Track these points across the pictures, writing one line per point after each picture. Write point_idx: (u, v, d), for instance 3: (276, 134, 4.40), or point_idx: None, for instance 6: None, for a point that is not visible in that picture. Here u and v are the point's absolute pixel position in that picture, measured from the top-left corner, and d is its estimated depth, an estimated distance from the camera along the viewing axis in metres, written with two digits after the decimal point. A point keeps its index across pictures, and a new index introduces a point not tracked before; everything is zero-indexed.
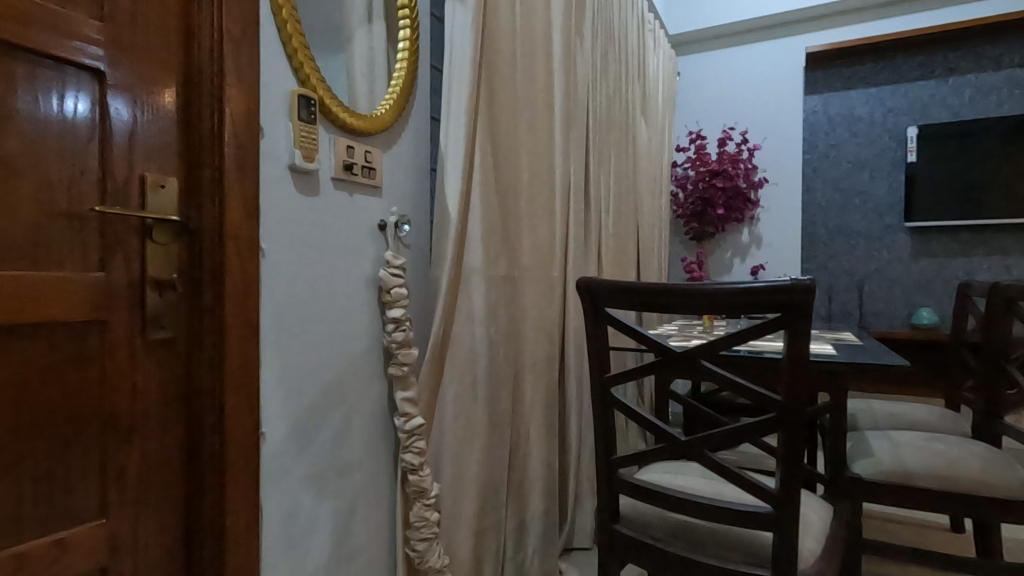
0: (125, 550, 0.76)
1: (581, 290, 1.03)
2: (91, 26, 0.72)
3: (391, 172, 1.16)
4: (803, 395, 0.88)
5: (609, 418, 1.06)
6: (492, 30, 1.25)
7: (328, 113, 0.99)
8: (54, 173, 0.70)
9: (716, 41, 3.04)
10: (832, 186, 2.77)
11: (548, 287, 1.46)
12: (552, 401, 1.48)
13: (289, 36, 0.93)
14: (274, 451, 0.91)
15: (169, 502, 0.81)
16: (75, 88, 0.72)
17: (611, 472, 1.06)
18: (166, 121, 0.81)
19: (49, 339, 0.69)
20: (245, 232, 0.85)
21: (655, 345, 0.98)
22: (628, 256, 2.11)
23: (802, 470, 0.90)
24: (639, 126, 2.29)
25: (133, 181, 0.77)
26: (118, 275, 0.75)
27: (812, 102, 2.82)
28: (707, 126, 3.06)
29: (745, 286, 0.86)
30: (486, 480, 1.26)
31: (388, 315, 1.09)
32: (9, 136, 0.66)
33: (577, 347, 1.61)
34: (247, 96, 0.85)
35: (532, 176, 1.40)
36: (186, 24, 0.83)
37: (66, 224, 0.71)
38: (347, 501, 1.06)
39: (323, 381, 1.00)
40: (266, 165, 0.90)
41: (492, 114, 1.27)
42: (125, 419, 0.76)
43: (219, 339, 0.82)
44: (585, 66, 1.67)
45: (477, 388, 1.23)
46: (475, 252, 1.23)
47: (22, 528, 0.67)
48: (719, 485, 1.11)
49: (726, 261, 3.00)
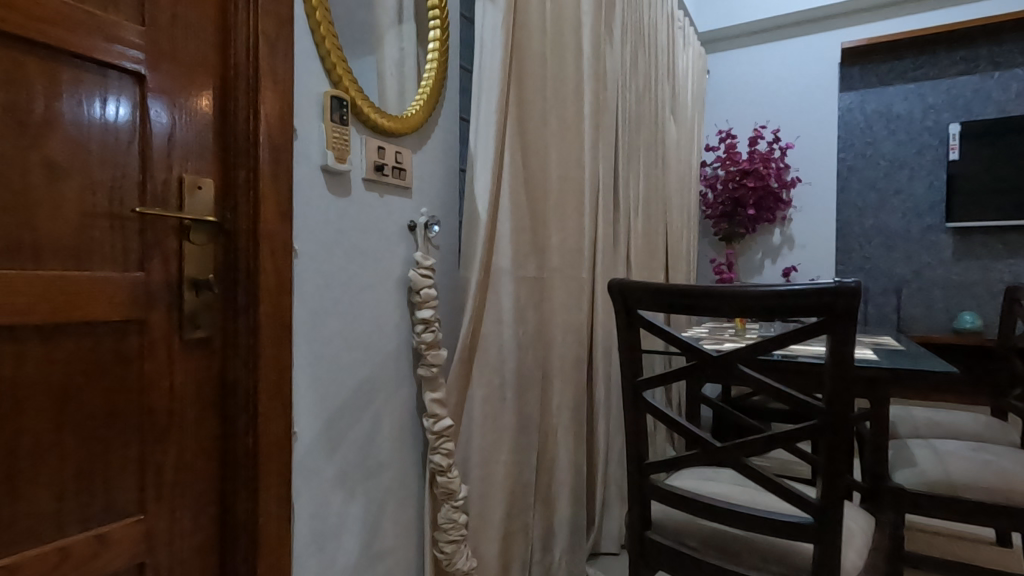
0: (162, 547, 0.77)
1: (613, 291, 1.01)
2: (133, 30, 0.73)
3: (420, 174, 1.16)
4: (846, 402, 0.85)
5: (641, 422, 1.04)
6: (522, 29, 1.25)
7: (360, 114, 0.99)
8: (97, 175, 0.71)
9: (748, 38, 2.98)
10: (868, 185, 2.69)
11: (577, 288, 1.44)
12: (580, 404, 1.46)
13: (322, 38, 0.93)
14: (305, 451, 0.92)
15: (204, 500, 0.82)
16: (117, 93, 0.73)
17: (643, 478, 1.04)
18: (203, 124, 0.82)
19: (91, 338, 0.71)
20: (279, 232, 0.85)
21: (690, 348, 0.95)
22: (657, 257, 2.08)
23: (843, 479, 0.87)
24: (668, 124, 2.26)
25: (172, 183, 0.78)
26: (157, 275, 0.77)
27: (847, 99, 2.73)
28: (738, 125, 3.00)
29: (786, 290, 0.83)
30: (514, 483, 1.25)
31: (418, 315, 1.09)
32: (55, 140, 0.67)
33: (606, 350, 1.59)
34: (281, 99, 0.86)
35: (560, 175, 1.38)
36: (223, 28, 0.84)
37: (108, 225, 0.72)
38: (376, 501, 1.06)
39: (353, 382, 1.00)
40: (299, 166, 0.90)
41: (521, 114, 1.26)
42: (163, 417, 0.77)
43: (254, 338, 0.83)
44: (615, 65, 1.66)
45: (505, 390, 1.22)
46: (504, 252, 1.22)
47: (64, 523, 0.68)
48: (755, 494, 1.08)
49: (757, 262, 2.95)
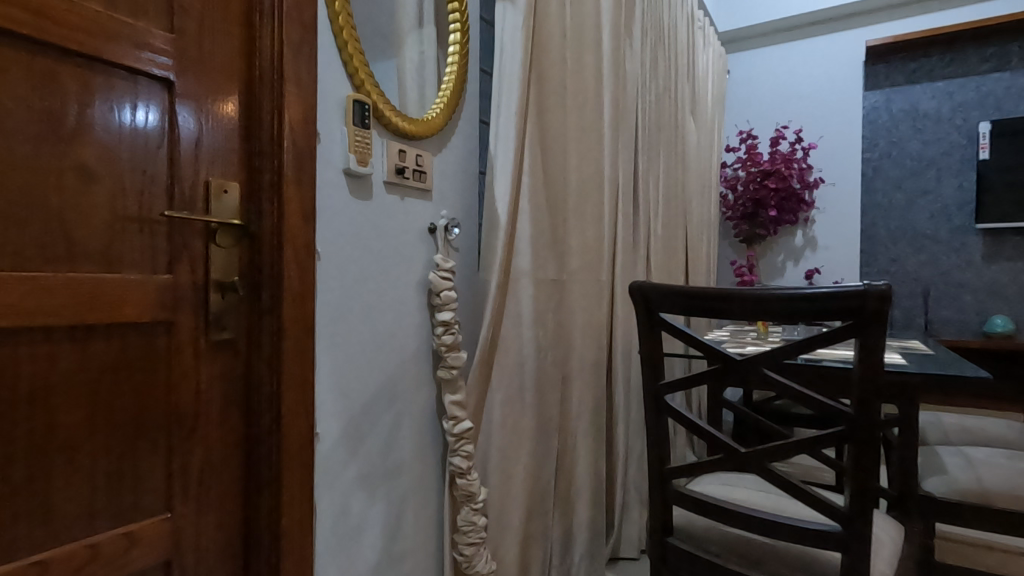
0: (188, 544, 0.78)
1: (634, 293, 1.00)
2: (162, 37, 0.75)
3: (440, 176, 1.16)
4: (875, 408, 0.83)
5: (663, 427, 1.03)
6: (541, 31, 1.24)
7: (382, 117, 1.00)
8: (127, 179, 0.73)
9: (769, 37, 2.95)
10: (894, 185, 2.63)
11: (597, 290, 1.44)
12: (599, 407, 1.45)
13: (345, 42, 0.94)
14: (327, 452, 0.92)
15: (228, 499, 0.83)
16: (147, 99, 0.75)
17: (665, 483, 1.03)
18: (229, 128, 0.83)
19: (121, 339, 0.72)
20: (302, 235, 0.86)
21: (713, 351, 0.94)
22: (677, 259, 2.06)
23: (873, 487, 0.85)
24: (688, 125, 2.24)
25: (199, 187, 0.80)
26: (184, 278, 0.78)
27: (872, 98, 2.68)
28: (759, 125, 2.97)
29: (813, 292, 0.82)
30: (533, 486, 1.24)
31: (438, 318, 1.09)
32: (88, 145, 0.69)
33: (625, 353, 1.58)
34: (305, 103, 0.87)
35: (580, 178, 1.38)
36: (248, 34, 0.85)
37: (138, 228, 0.74)
38: (397, 503, 1.06)
39: (374, 383, 1.01)
40: (322, 169, 0.91)
41: (541, 117, 1.26)
42: (189, 417, 0.78)
43: (278, 339, 0.84)
44: (634, 66, 1.65)
45: (524, 392, 1.22)
46: (524, 254, 1.22)
47: (95, 520, 0.70)
48: (780, 501, 1.06)
49: (778, 264, 2.91)
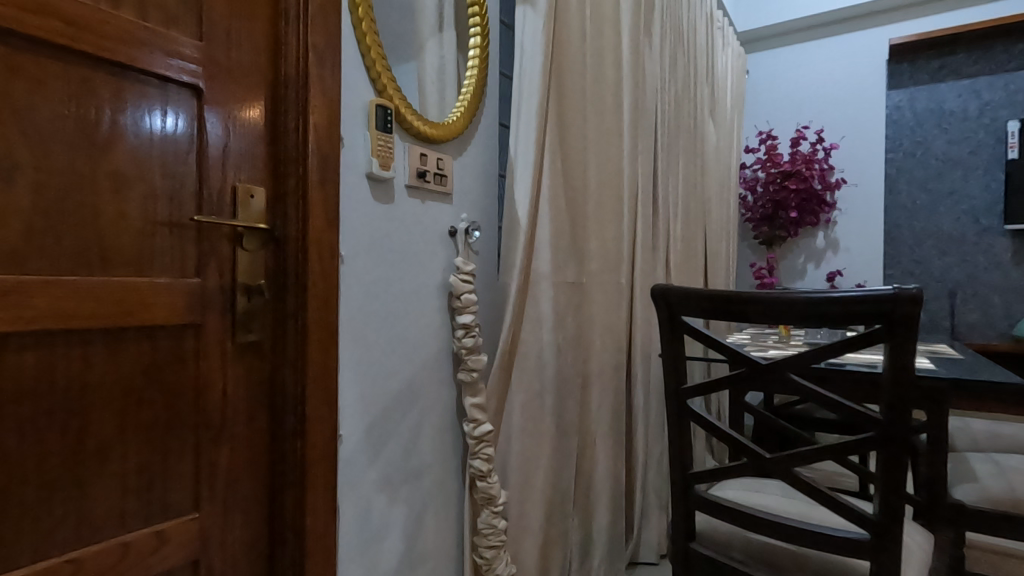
0: (215, 544, 0.79)
1: (656, 297, 1.00)
2: (191, 45, 0.76)
3: (461, 179, 1.17)
4: (905, 413, 0.81)
5: (685, 432, 1.02)
6: (561, 34, 1.24)
7: (403, 121, 1.01)
8: (158, 184, 0.74)
9: (789, 37, 2.91)
10: (919, 186, 2.58)
11: (616, 292, 1.43)
12: (619, 411, 1.45)
13: (368, 47, 0.95)
14: (350, 453, 0.93)
15: (254, 499, 0.84)
16: (176, 106, 0.76)
17: (687, 488, 1.02)
18: (255, 134, 0.84)
19: (152, 341, 0.73)
20: (327, 238, 0.87)
21: (737, 355, 0.93)
22: (697, 262, 2.04)
23: (903, 494, 0.83)
24: (707, 127, 2.22)
25: (226, 192, 0.81)
26: (212, 281, 0.79)
27: (896, 97, 2.63)
28: (779, 126, 2.94)
29: (842, 296, 0.81)
30: (553, 490, 1.24)
31: (458, 320, 1.09)
32: (121, 151, 0.71)
33: (645, 356, 1.57)
34: (329, 108, 0.88)
35: (600, 180, 1.37)
36: (274, 41, 0.87)
37: (168, 233, 0.75)
38: (418, 505, 1.07)
39: (396, 385, 1.01)
40: (346, 174, 0.92)
41: (561, 120, 1.26)
42: (216, 418, 0.80)
43: (302, 342, 0.85)
44: (653, 67, 1.64)
45: (544, 395, 1.22)
46: (544, 257, 1.22)
47: (126, 519, 0.71)
48: (805, 507, 1.04)
49: (799, 267, 2.87)
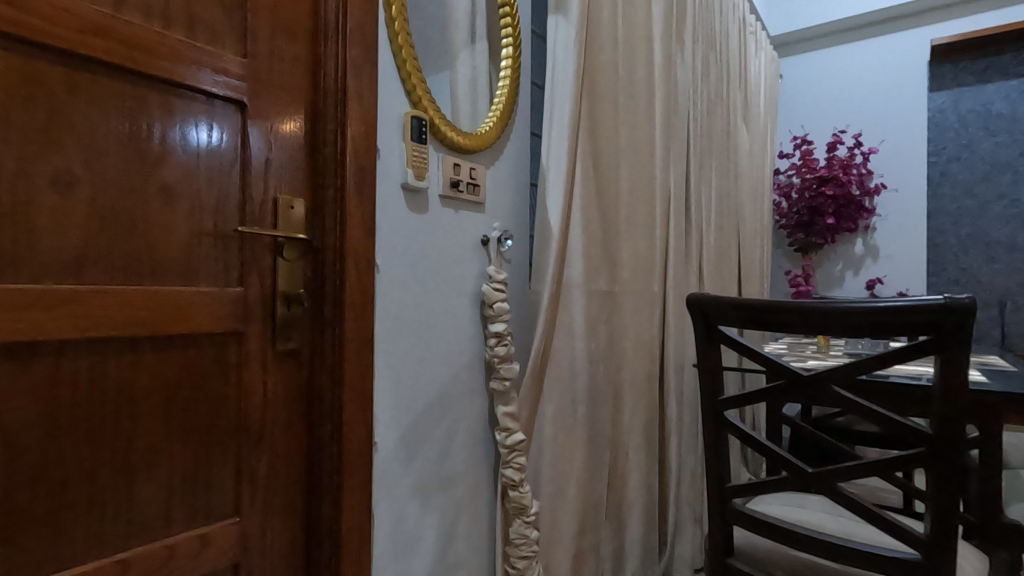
0: (254, 549, 0.81)
1: (692, 306, 0.98)
2: (236, 62, 0.79)
3: (493, 189, 1.18)
4: (958, 428, 0.78)
5: (722, 444, 0.99)
6: (593, 43, 1.24)
7: (438, 132, 1.02)
8: (204, 197, 0.77)
9: (824, 39, 2.86)
10: (964, 190, 2.48)
11: (648, 300, 1.41)
12: (651, 422, 1.43)
13: (404, 61, 0.97)
14: (385, 460, 0.94)
15: (292, 505, 0.86)
16: (221, 121, 0.79)
17: (725, 502, 0.99)
18: (295, 146, 0.87)
19: (196, 349, 0.76)
20: (363, 248, 0.89)
21: (777, 366, 0.91)
22: (731, 269, 2.00)
23: (956, 514, 0.80)
24: (740, 132, 2.19)
25: (268, 204, 0.83)
26: (254, 290, 0.81)
27: (938, 99, 2.54)
28: (815, 130, 2.87)
29: (888, 305, 0.78)
30: (585, 501, 1.22)
31: (491, 329, 1.10)
32: (170, 165, 0.73)
33: (677, 365, 1.54)
34: (365, 121, 0.90)
35: (631, 188, 1.36)
36: (314, 55, 0.89)
37: (213, 244, 0.77)
38: (450, 513, 1.07)
39: (429, 393, 1.02)
40: (382, 185, 0.94)
41: (593, 128, 1.25)
42: (256, 425, 0.81)
43: (340, 350, 0.86)
44: (686, 73, 1.63)
45: (577, 404, 1.21)
46: (576, 265, 1.21)
47: (171, 522, 0.73)
48: (850, 525, 1.01)
49: (837, 274, 2.79)
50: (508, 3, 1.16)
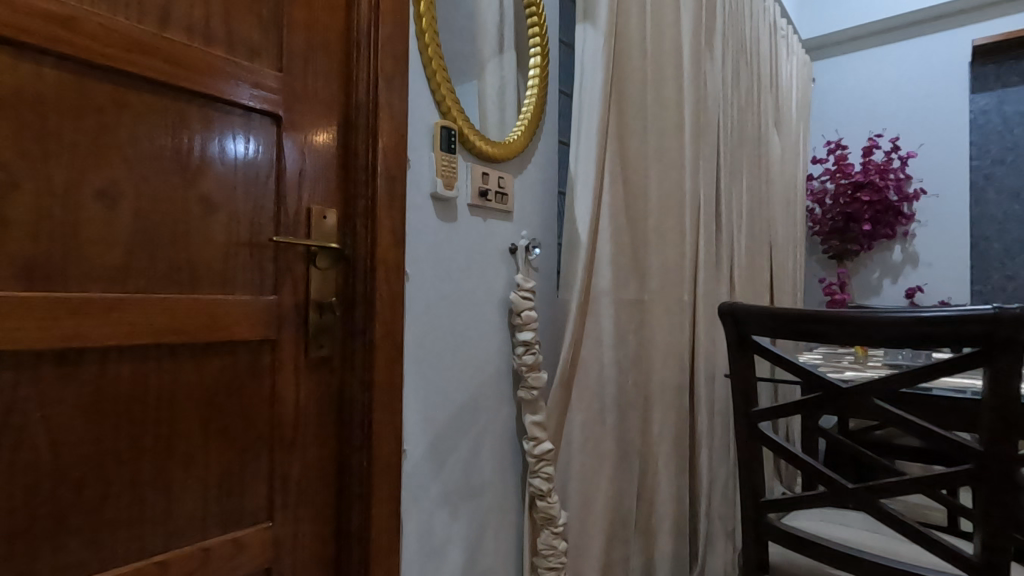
0: (286, 553, 0.82)
1: (724, 315, 0.97)
2: (272, 76, 0.81)
3: (521, 197, 1.18)
4: (1009, 445, 0.74)
5: (757, 457, 0.97)
6: (621, 50, 1.24)
7: (467, 142, 1.03)
8: (241, 207, 0.79)
9: (858, 42, 2.79)
10: (1009, 195, 2.38)
11: (678, 308, 1.39)
12: (681, 433, 1.40)
13: (434, 72, 0.98)
14: (414, 468, 0.94)
15: (322, 511, 0.87)
16: (257, 133, 0.81)
17: (760, 517, 0.97)
18: (328, 157, 0.88)
19: (232, 356, 0.77)
20: (393, 257, 0.90)
21: (813, 377, 0.88)
22: (763, 276, 1.96)
23: (1009, 535, 0.76)
24: (772, 137, 2.15)
25: (301, 213, 0.85)
26: (287, 298, 0.83)
27: (981, 100, 2.46)
28: (849, 134, 2.80)
29: (930, 315, 0.75)
30: (613, 513, 1.21)
31: (519, 337, 1.09)
32: (209, 177, 0.75)
33: (708, 375, 1.51)
34: (396, 131, 0.91)
35: (660, 195, 1.35)
36: (346, 68, 0.91)
37: (249, 253, 0.79)
38: (478, 522, 1.06)
39: (457, 401, 1.02)
40: (412, 195, 0.95)
41: (621, 136, 1.24)
42: (289, 430, 0.83)
43: (370, 357, 0.87)
44: (716, 78, 1.61)
45: (605, 414, 1.20)
46: (605, 273, 1.20)
47: (207, 526, 0.74)
48: (892, 543, 0.97)
49: (874, 282, 2.71)
50: (536, 13, 1.16)
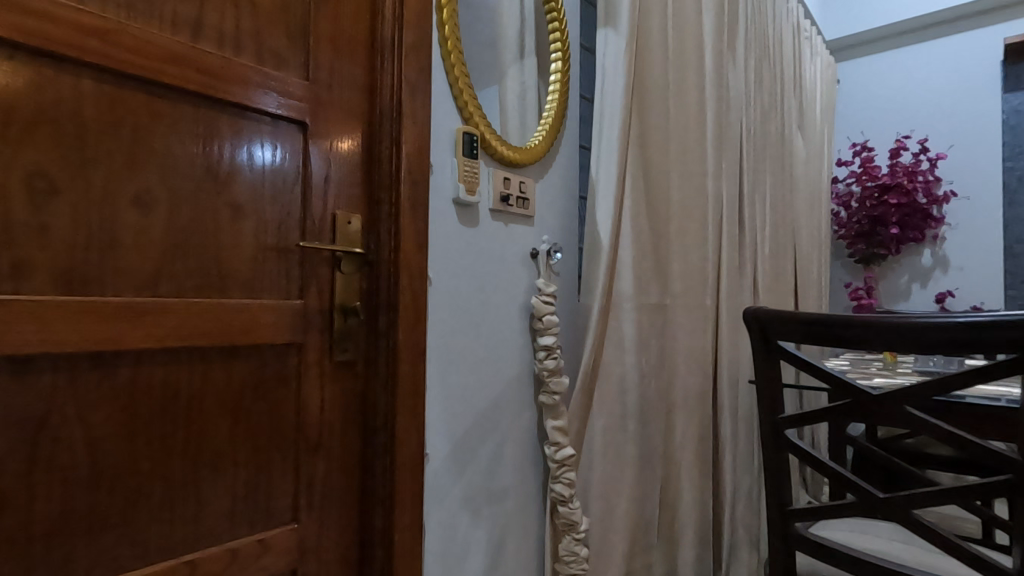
0: (311, 555, 0.83)
1: (749, 320, 0.95)
2: (299, 84, 0.83)
3: (543, 202, 1.18)
4: None
5: (783, 465, 0.95)
6: (643, 54, 1.24)
7: (489, 147, 1.04)
8: (270, 213, 0.80)
9: (884, 42, 2.74)
10: None
11: (701, 314, 1.38)
12: (704, 439, 1.38)
13: (456, 78, 0.99)
14: (436, 472, 0.95)
15: (346, 513, 0.88)
16: (284, 141, 0.82)
17: (787, 526, 0.95)
18: (352, 164, 0.89)
19: (260, 359, 0.79)
20: (416, 262, 0.90)
21: (842, 384, 0.87)
22: (787, 281, 1.93)
23: None
24: (796, 140, 2.12)
25: (327, 219, 0.86)
26: (313, 303, 0.84)
27: (1015, 100, 2.39)
28: (875, 136, 2.75)
29: (965, 320, 0.73)
30: (635, 519, 1.19)
31: (540, 342, 1.09)
32: (238, 184, 0.77)
33: (732, 381, 1.49)
34: (419, 138, 0.92)
35: (682, 199, 1.34)
36: (370, 76, 0.92)
37: (276, 258, 0.81)
38: (500, 527, 1.06)
39: (479, 406, 1.02)
40: (434, 200, 0.96)
41: (643, 140, 1.24)
42: (314, 433, 0.84)
43: (394, 361, 0.88)
44: (738, 81, 1.59)
45: (627, 420, 1.19)
46: (626, 278, 1.19)
47: (234, 527, 0.76)
48: (924, 555, 0.94)
49: (902, 287, 2.65)
50: (557, 17, 1.17)
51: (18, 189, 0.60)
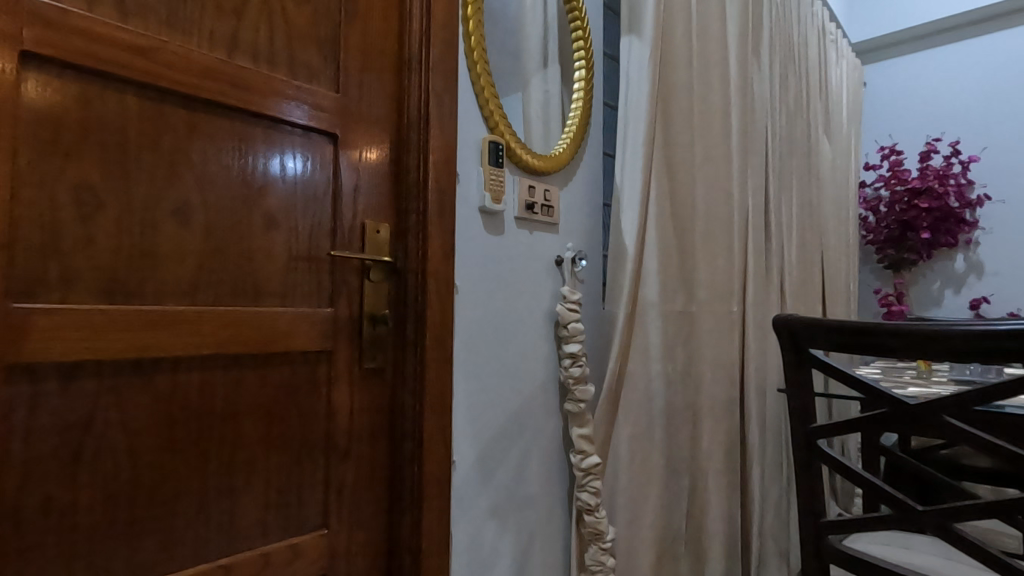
0: (340, 560, 0.84)
1: (779, 328, 0.94)
2: (329, 96, 0.85)
3: (567, 210, 1.18)
4: None
5: (816, 476, 0.93)
6: (667, 61, 1.24)
7: (514, 155, 1.04)
8: (301, 223, 0.82)
9: (913, 44, 2.70)
10: None
11: (727, 321, 1.36)
12: (731, 448, 1.36)
13: (482, 88, 1.00)
14: (462, 479, 0.95)
15: (375, 519, 0.88)
16: (314, 152, 0.84)
17: (820, 538, 0.93)
18: (381, 173, 0.91)
19: (291, 367, 0.80)
20: (443, 270, 0.91)
21: (876, 393, 0.85)
22: (815, 287, 1.90)
23: None
24: (822, 144, 2.09)
25: (356, 228, 0.87)
26: (343, 311, 0.85)
27: None
28: (904, 139, 2.69)
29: (1006, 328, 0.71)
30: (662, 529, 1.18)
31: (565, 350, 1.09)
32: (271, 195, 0.79)
33: (759, 389, 1.47)
34: (446, 147, 0.93)
35: (708, 205, 1.32)
36: (398, 88, 0.94)
37: (307, 267, 0.82)
38: (526, 534, 1.06)
39: (504, 413, 1.02)
40: (461, 209, 0.97)
41: (668, 146, 1.23)
42: (343, 439, 0.85)
43: (421, 368, 0.88)
44: (763, 86, 1.58)
45: (652, 428, 1.17)
46: (652, 285, 1.19)
47: (267, 531, 0.77)
48: (965, 570, 0.91)
49: (934, 293, 2.58)
50: (580, 26, 1.18)
51: (66, 203, 0.62)
